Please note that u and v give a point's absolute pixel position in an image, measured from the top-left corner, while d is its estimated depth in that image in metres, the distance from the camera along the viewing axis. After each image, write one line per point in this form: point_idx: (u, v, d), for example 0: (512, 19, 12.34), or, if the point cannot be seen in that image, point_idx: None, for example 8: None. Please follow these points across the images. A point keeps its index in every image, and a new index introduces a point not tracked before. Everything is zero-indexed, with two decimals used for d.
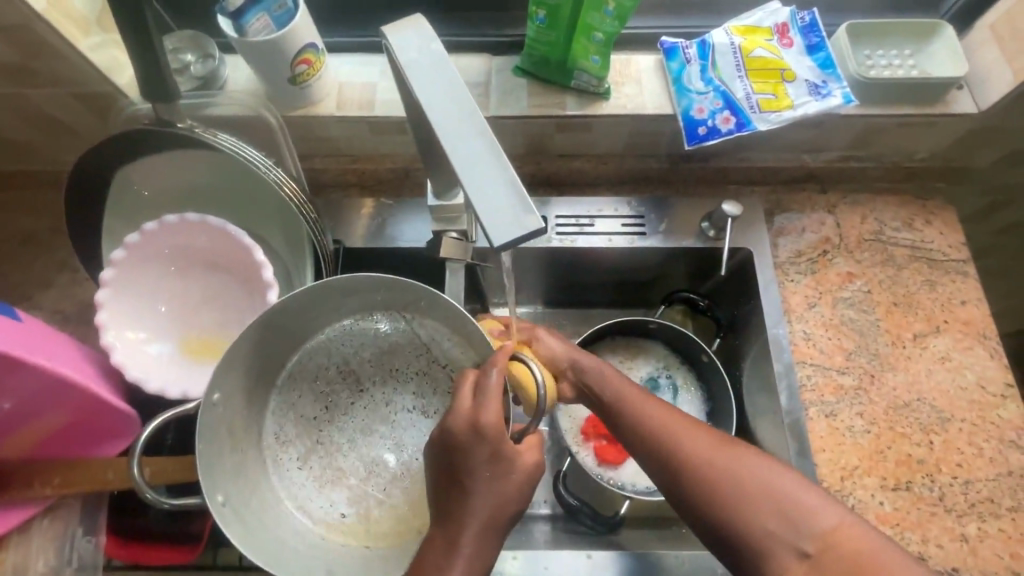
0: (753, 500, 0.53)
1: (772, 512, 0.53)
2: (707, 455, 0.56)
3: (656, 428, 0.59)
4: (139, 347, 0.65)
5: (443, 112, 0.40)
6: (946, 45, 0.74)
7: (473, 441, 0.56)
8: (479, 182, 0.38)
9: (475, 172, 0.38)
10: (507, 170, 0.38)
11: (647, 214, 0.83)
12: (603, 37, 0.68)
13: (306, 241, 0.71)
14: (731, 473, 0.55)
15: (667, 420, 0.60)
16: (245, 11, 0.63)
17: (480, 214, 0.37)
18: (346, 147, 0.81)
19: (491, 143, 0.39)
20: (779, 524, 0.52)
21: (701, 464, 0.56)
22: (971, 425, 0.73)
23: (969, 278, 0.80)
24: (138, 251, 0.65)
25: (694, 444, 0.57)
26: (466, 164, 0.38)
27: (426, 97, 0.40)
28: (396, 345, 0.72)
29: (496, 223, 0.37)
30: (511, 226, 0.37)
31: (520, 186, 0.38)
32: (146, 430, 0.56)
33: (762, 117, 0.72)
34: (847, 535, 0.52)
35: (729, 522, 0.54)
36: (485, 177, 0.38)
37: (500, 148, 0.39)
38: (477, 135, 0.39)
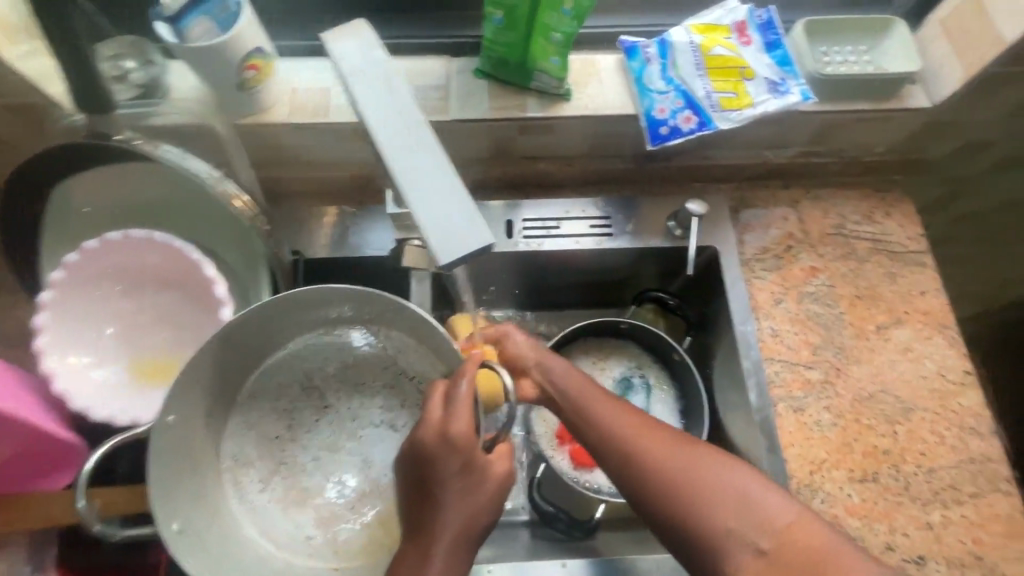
0: (714, 501, 0.53)
1: (732, 511, 0.53)
2: (669, 456, 0.56)
3: (620, 435, 0.58)
4: (82, 374, 0.62)
5: (387, 124, 0.41)
6: (899, 41, 0.75)
7: (442, 451, 0.53)
8: (431, 199, 0.40)
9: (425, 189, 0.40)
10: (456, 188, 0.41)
11: (613, 215, 0.83)
12: (562, 37, 0.67)
13: (261, 255, 0.69)
14: (694, 474, 0.55)
15: (630, 421, 0.59)
16: (185, 16, 0.60)
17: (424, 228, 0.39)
18: (301, 154, 0.77)
19: (437, 159, 0.41)
20: (738, 523, 0.53)
21: (663, 466, 0.56)
22: (934, 414, 0.74)
23: (928, 269, 0.81)
24: (78, 271, 0.62)
25: (658, 450, 0.57)
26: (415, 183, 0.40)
27: (372, 111, 0.41)
28: (362, 358, 0.70)
29: (448, 241, 0.40)
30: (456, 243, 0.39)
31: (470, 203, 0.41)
32: (91, 459, 0.53)
33: (723, 115, 0.72)
34: (802, 531, 0.52)
35: (690, 524, 0.53)
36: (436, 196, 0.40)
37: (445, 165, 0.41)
38: (423, 150, 0.41)
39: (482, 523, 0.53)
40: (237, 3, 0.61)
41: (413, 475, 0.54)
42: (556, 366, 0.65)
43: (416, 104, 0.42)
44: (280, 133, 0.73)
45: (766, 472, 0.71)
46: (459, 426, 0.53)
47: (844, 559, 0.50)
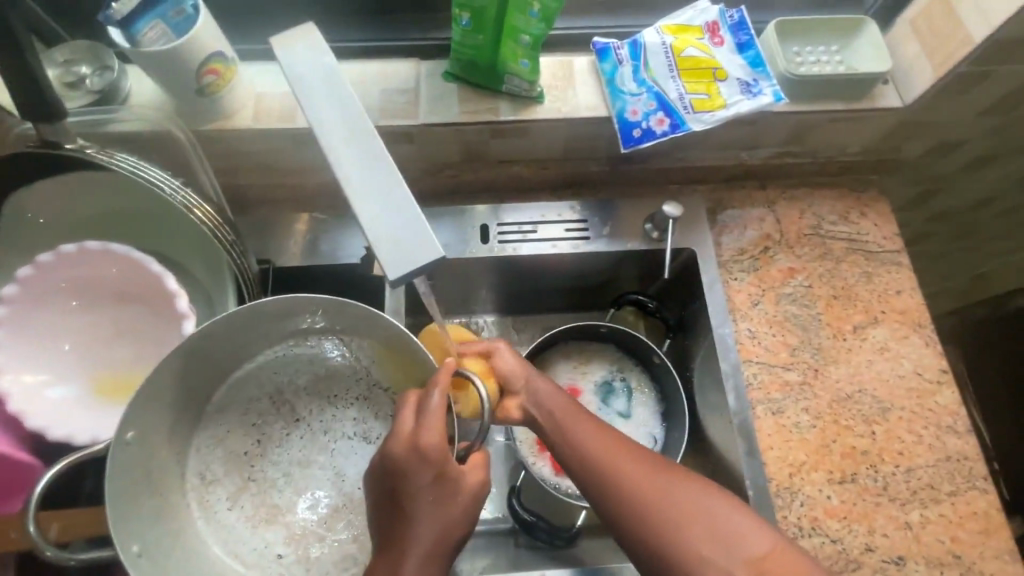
0: (687, 526, 0.53)
1: (705, 537, 0.52)
2: (643, 479, 0.56)
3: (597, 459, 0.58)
4: (36, 392, 0.59)
5: (337, 133, 0.40)
6: (870, 41, 0.75)
7: (412, 465, 0.49)
8: (380, 207, 0.38)
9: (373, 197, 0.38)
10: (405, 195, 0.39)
11: (590, 218, 0.82)
12: (531, 39, 0.66)
13: (226, 265, 0.66)
14: (667, 497, 0.55)
15: (609, 444, 0.59)
16: (135, 19, 0.57)
17: (373, 240, 0.38)
18: (269, 162, 0.75)
19: (387, 165, 0.39)
20: (710, 548, 0.52)
21: (637, 489, 0.55)
22: (911, 413, 0.74)
23: (903, 268, 0.81)
24: (32, 285, 0.59)
25: (634, 475, 0.56)
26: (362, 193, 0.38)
27: (319, 120, 0.40)
28: (333, 369, 0.68)
29: (400, 251, 0.38)
30: (408, 256, 0.38)
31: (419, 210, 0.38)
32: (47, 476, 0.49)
33: (696, 117, 0.71)
34: (779, 560, 0.52)
35: (663, 549, 0.53)
36: (387, 202, 0.38)
37: (395, 172, 0.39)
38: (373, 158, 0.39)
39: (454, 535, 0.50)
40: (193, 6, 0.59)
41: (379, 492, 0.51)
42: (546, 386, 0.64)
43: (366, 110, 0.40)
44: (246, 139, 0.71)
45: (746, 475, 0.71)
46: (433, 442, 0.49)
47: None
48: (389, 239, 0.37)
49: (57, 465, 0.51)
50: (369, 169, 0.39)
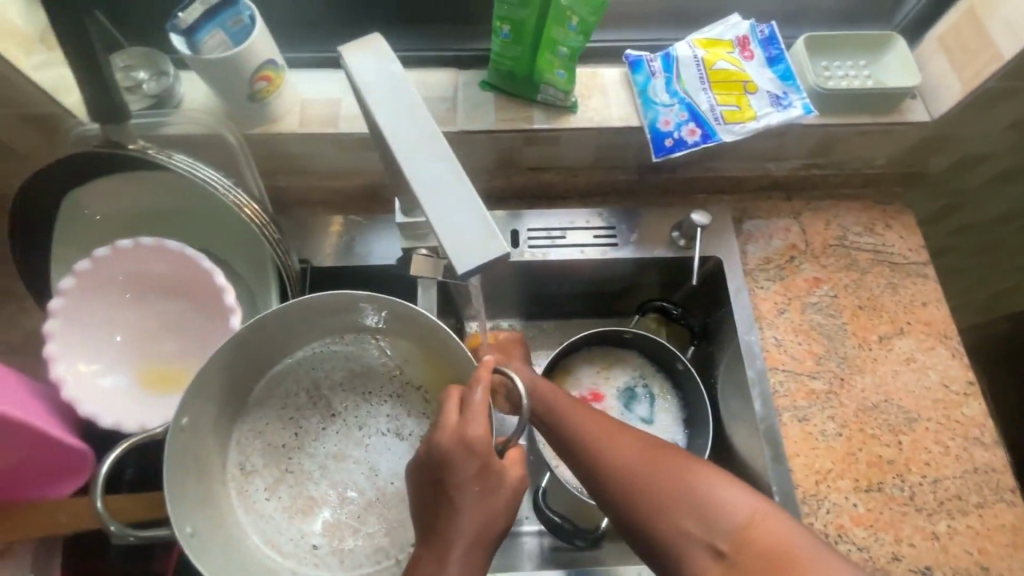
0: (672, 504, 0.55)
1: (687, 511, 0.55)
2: (630, 457, 0.59)
3: (587, 440, 0.61)
4: (90, 380, 0.62)
5: (404, 135, 0.41)
6: (899, 56, 0.76)
7: (456, 457, 0.51)
8: (445, 206, 0.40)
9: (439, 198, 0.40)
10: (469, 195, 0.40)
11: (618, 225, 0.83)
12: (568, 51, 0.68)
13: (270, 263, 0.69)
14: (655, 476, 0.57)
15: (597, 425, 0.62)
16: (198, 28, 0.61)
17: (441, 235, 0.39)
18: (311, 165, 0.78)
19: (452, 167, 0.40)
20: (691, 522, 0.55)
21: (626, 470, 0.58)
22: (937, 424, 0.74)
23: (929, 279, 0.82)
24: (89, 279, 0.62)
25: (620, 452, 0.59)
26: (430, 191, 0.40)
27: (386, 122, 0.42)
28: (367, 366, 0.70)
29: (466, 250, 0.39)
30: (476, 249, 0.39)
31: (484, 211, 0.40)
32: (110, 459, 0.52)
33: (726, 128, 0.73)
34: (762, 526, 0.53)
35: (650, 527, 0.56)
36: (454, 199, 0.40)
37: (462, 173, 0.40)
38: (438, 159, 0.41)
39: (493, 530, 0.51)
40: (250, 15, 0.62)
41: (417, 477, 0.53)
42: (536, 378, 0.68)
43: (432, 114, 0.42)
44: (290, 143, 0.74)
45: (772, 481, 0.71)
46: (479, 434, 0.51)
47: (810, 559, 0.51)
48: (456, 238, 0.39)
49: (116, 449, 0.54)
50: (436, 171, 0.40)
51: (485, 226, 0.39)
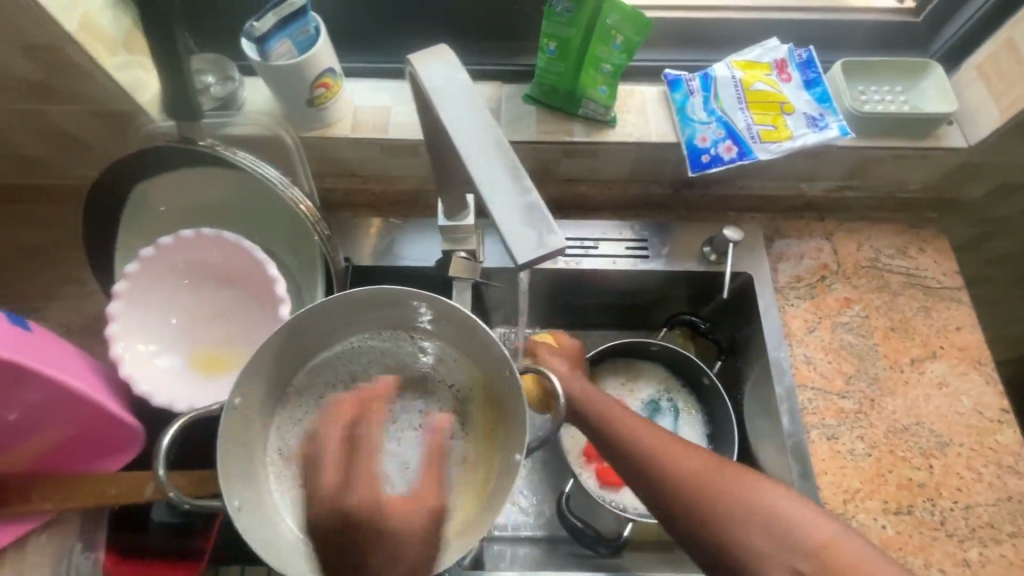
0: (736, 516, 0.55)
1: (761, 526, 0.54)
2: (698, 470, 0.59)
3: (650, 451, 0.61)
4: (148, 359, 0.66)
5: (469, 137, 0.44)
6: (936, 83, 0.78)
7: (359, 518, 0.57)
8: (506, 203, 0.42)
9: (501, 196, 0.42)
10: (529, 195, 0.42)
11: (649, 238, 0.85)
12: (612, 68, 0.72)
13: (318, 257, 0.72)
14: (717, 489, 0.57)
15: (657, 438, 0.63)
16: (269, 37, 0.65)
17: (500, 228, 0.41)
18: (358, 168, 0.82)
19: (513, 168, 0.43)
20: (767, 539, 0.54)
21: (691, 480, 0.59)
22: (970, 450, 0.74)
23: (964, 305, 0.82)
24: (151, 265, 0.66)
25: (685, 466, 0.60)
26: (492, 190, 0.42)
27: (452, 124, 0.45)
28: (402, 362, 0.72)
29: (529, 244, 0.41)
30: (533, 243, 0.41)
31: (543, 209, 0.42)
32: (170, 433, 0.54)
33: (763, 146, 0.75)
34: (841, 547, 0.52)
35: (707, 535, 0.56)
36: (512, 196, 0.42)
37: (521, 173, 0.43)
38: (499, 160, 0.44)
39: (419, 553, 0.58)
40: (316, 27, 0.67)
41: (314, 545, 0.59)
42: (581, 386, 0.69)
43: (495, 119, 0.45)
44: (341, 147, 0.78)
45: (799, 497, 0.71)
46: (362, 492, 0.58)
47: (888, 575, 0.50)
48: (514, 232, 0.41)
49: (174, 424, 0.56)
50: (496, 172, 0.43)
51: (545, 222, 0.41)
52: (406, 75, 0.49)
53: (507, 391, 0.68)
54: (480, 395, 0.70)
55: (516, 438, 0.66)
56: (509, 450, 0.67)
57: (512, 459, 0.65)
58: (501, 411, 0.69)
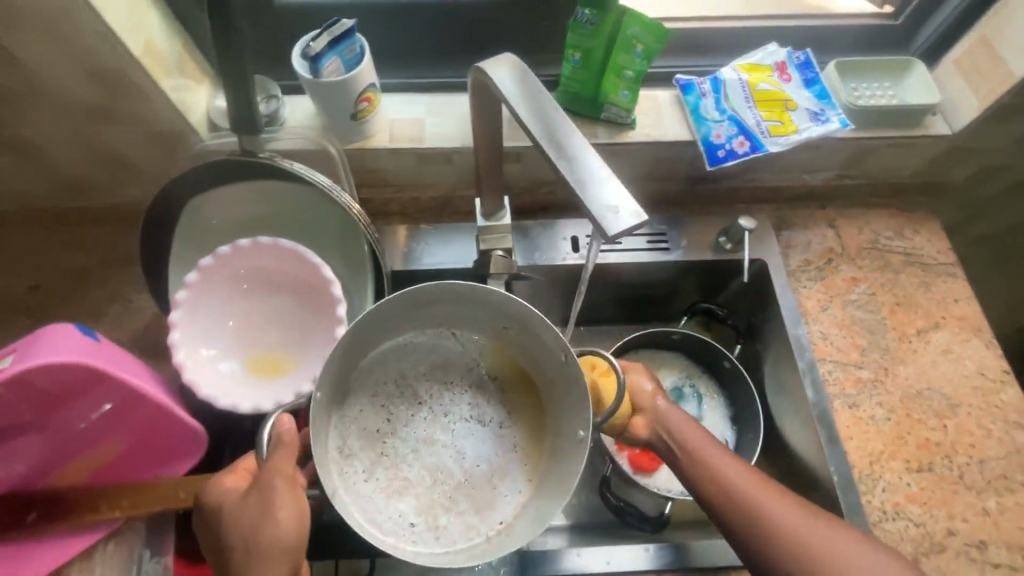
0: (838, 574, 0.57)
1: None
2: (798, 523, 0.60)
3: (751, 498, 0.62)
4: (210, 364, 0.69)
5: (542, 125, 0.53)
6: (920, 78, 0.86)
7: (212, 525, 0.57)
8: (582, 176, 0.50)
9: (577, 170, 0.50)
10: (600, 168, 0.50)
11: (667, 232, 0.91)
12: (633, 74, 0.78)
13: (368, 261, 0.76)
14: (813, 542, 0.59)
15: (754, 483, 0.63)
16: (321, 55, 0.69)
17: (580, 195, 0.49)
18: (394, 178, 0.86)
19: (584, 148, 0.51)
20: None
21: (786, 528, 0.60)
22: (978, 409, 0.80)
23: (958, 279, 0.89)
24: (210, 274, 0.70)
25: (784, 517, 0.61)
26: (570, 166, 0.50)
27: (527, 116, 0.53)
28: (448, 359, 0.76)
29: (614, 219, 0.48)
30: (609, 207, 0.48)
31: (614, 179, 0.50)
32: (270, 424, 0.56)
33: (772, 140, 0.82)
34: None
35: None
36: (588, 170, 0.50)
37: (592, 152, 0.51)
38: (571, 143, 0.52)
39: (275, 559, 0.54)
40: (361, 46, 0.72)
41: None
42: (672, 413, 0.70)
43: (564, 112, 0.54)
44: (379, 158, 0.82)
45: (829, 462, 0.77)
46: (224, 491, 0.58)
47: None
48: (593, 198, 0.48)
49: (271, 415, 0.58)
50: (570, 152, 0.51)
51: (619, 191, 0.49)
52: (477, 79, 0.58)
53: (555, 375, 0.71)
54: (521, 383, 0.75)
55: (575, 419, 0.67)
56: (558, 431, 0.70)
57: (575, 438, 0.66)
58: (545, 397, 0.74)
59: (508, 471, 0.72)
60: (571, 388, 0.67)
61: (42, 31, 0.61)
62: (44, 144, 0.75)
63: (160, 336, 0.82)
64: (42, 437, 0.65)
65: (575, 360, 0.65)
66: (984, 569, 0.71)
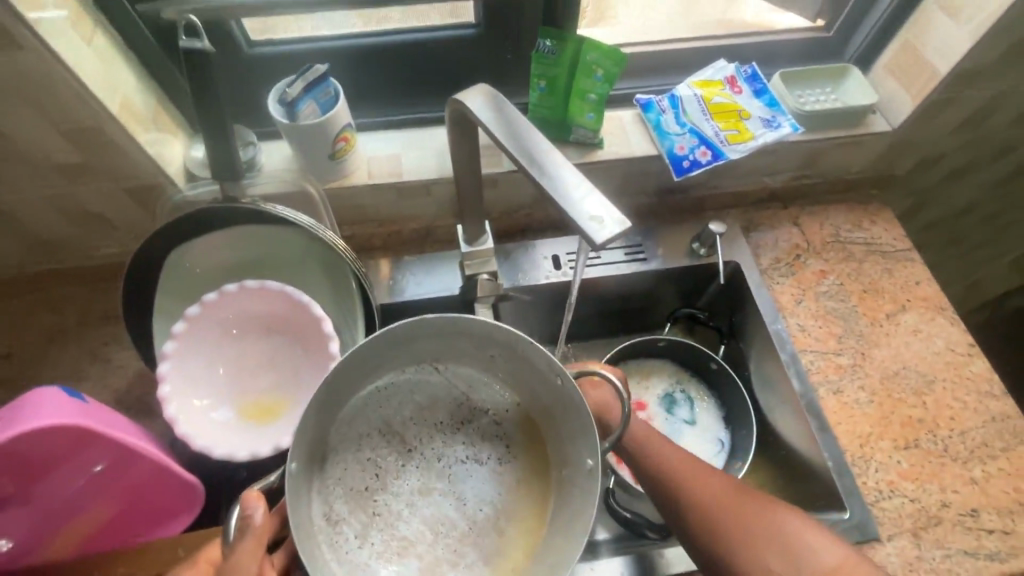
0: (754, 538, 0.60)
1: (773, 548, 0.60)
2: (720, 494, 0.63)
3: (677, 473, 0.65)
4: (203, 414, 0.68)
5: (522, 148, 0.56)
6: (856, 81, 0.93)
7: None
8: (565, 193, 0.52)
9: (560, 188, 0.52)
10: (580, 183, 0.52)
11: (644, 243, 0.95)
12: (597, 97, 0.82)
13: (356, 294, 0.76)
14: (734, 514, 0.62)
15: (683, 462, 0.66)
16: (298, 100, 0.72)
17: (565, 210, 0.51)
18: (374, 213, 0.88)
19: (564, 166, 0.54)
20: (775, 560, 0.59)
21: (708, 499, 0.63)
22: (952, 383, 0.84)
23: (917, 262, 0.95)
24: (197, 322, 0.69)
25: (705, 489, 0.64)
26: (552, 184, 0.53)
27: (506, 139, 0.56)
28: (434, 396, 0.70)
29: (598, 228, 0.50)
30: (594, 217, 0.50)
31: (597, 192, 0.52)
32: (233, 514, 0.54)
33: (732, 148, 0.87)
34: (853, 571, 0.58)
35: (735, 558, 0.60)
36: (570, 186, 0.52)
37: (573, 169, 0.53)
38: (551, 162, 0.54)
39: None
40: (336, 89, 0.74)
41: None
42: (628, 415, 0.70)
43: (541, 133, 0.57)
44: (359, 194, 0.84)
45: (822, 449, 0.79)
46: None
47: None
48: (578, 212, 0.51)
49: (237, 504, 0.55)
50: (551, 170, 0.54)
51: (602, 203, 0.51)
52: (455, 109, 0.61)
53: (554, 402, 0.64)
54: (517, 414, 0.69)
55: (582, 448, 0.62)
56: (564, 461, 0.65)
57: (586, 469, 0.61)
58: (545, 425, 0.68)
59: (515, 513, 0.66)
60: (573, 415, 0.61)
61: (17, 95, 0.61)
62: (15, 207, 0.74)
63: (146, 393, 0.80)
64: (32, 510, 0.62)
65: (574, 384, 0.59)
66: (980, 537, 0.74)
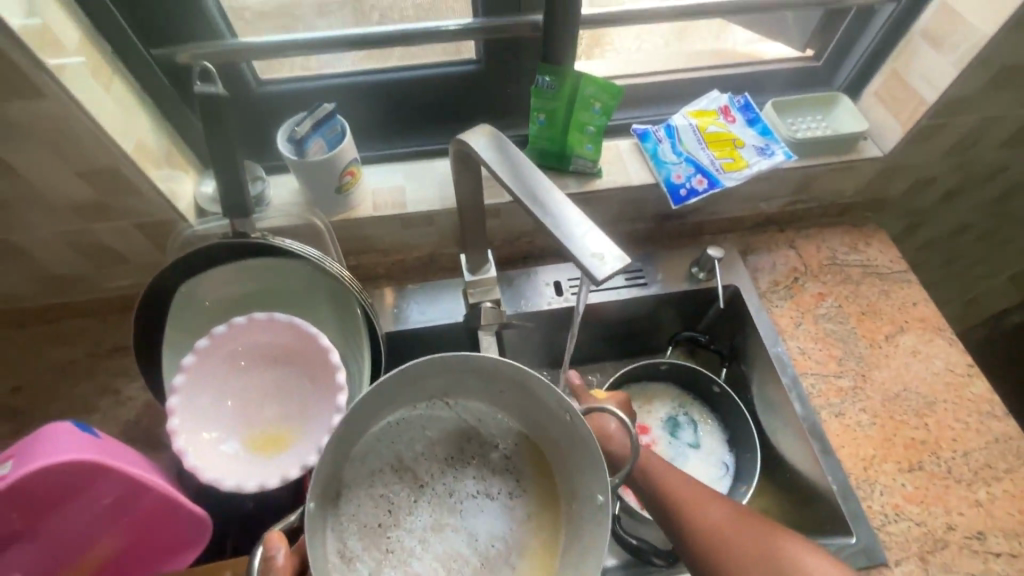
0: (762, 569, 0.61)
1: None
2: (728, 523, 0.64)
3: (685, 502, 0.65)
4: (212, 446, 0.68)
5: (523, 185, 0.58)
6: (846, 109, 0.96)
7: None
8: (566, 230, 0.54)
9: (561, 225, 0.54)
10: (580, 220, 0.54)
11: (644, 268, 0.96)
12: (595, 129, 0.85)
13: (363, 325, 0.77)
14: (741, 543, 0.62)
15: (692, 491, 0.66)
16: (306, 138, 0.75)
17: (567, 246, 0.53)
18: (380, 243, 0.90)
19: (564, 204, 0.56)
20: None
21: (717, 529, 0.63)
22: (953, 404, 0.85)
23: (913, 283, 0.96)
24: (207, 355, 0.70)
25: (714, 518, 0.64)
26: (553, 221, 0.55)
27: (507, 177, 0.58)
28: (444, 431, 0.70)
29: (600, 264, 0.51)
30: (595, 254, 0.52)
31: (597, 229, 0.54)
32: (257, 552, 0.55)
33: (727, 175, 0.89)
34: None
35: None
36: (571, 223, 0.54)
37: (573, 207, 0.55)
38: (552, 199, 0.56)
39: None
40: (343, 126, 0.77)
41: None
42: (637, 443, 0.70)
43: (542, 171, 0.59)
44: (363, 225, 0.86)
45: (826, 473, 0.79)
46: None
47: None
48: (580, 249, 0.52)
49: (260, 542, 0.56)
50: (552, 207, 0.56)
51: (602, 240, 0.52)
52: (458, 147, 0.63)
53: (561, 436, 0.65)
54: (525, 447, 0.70)
55: (590, 482, 0.63)
56: (573, 494, 0.66)
57: (596, 504, 0.61)
58: (553, 458, 0.68)
59: (526, 548, 0.66)
60: (582, 449, 0.62)
61: (36, 139, 0.64)
62: (29, 244, 0.76)
63: (153, 425, 0.81)
64: (41, 545, 0.62)
65: (582, 419, 0.60)
66: (987, 560, 0.74)
